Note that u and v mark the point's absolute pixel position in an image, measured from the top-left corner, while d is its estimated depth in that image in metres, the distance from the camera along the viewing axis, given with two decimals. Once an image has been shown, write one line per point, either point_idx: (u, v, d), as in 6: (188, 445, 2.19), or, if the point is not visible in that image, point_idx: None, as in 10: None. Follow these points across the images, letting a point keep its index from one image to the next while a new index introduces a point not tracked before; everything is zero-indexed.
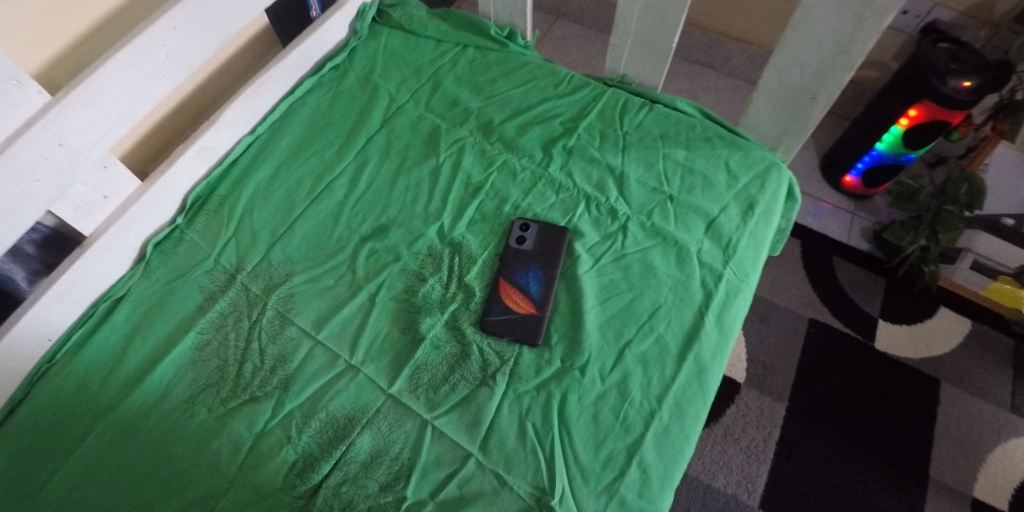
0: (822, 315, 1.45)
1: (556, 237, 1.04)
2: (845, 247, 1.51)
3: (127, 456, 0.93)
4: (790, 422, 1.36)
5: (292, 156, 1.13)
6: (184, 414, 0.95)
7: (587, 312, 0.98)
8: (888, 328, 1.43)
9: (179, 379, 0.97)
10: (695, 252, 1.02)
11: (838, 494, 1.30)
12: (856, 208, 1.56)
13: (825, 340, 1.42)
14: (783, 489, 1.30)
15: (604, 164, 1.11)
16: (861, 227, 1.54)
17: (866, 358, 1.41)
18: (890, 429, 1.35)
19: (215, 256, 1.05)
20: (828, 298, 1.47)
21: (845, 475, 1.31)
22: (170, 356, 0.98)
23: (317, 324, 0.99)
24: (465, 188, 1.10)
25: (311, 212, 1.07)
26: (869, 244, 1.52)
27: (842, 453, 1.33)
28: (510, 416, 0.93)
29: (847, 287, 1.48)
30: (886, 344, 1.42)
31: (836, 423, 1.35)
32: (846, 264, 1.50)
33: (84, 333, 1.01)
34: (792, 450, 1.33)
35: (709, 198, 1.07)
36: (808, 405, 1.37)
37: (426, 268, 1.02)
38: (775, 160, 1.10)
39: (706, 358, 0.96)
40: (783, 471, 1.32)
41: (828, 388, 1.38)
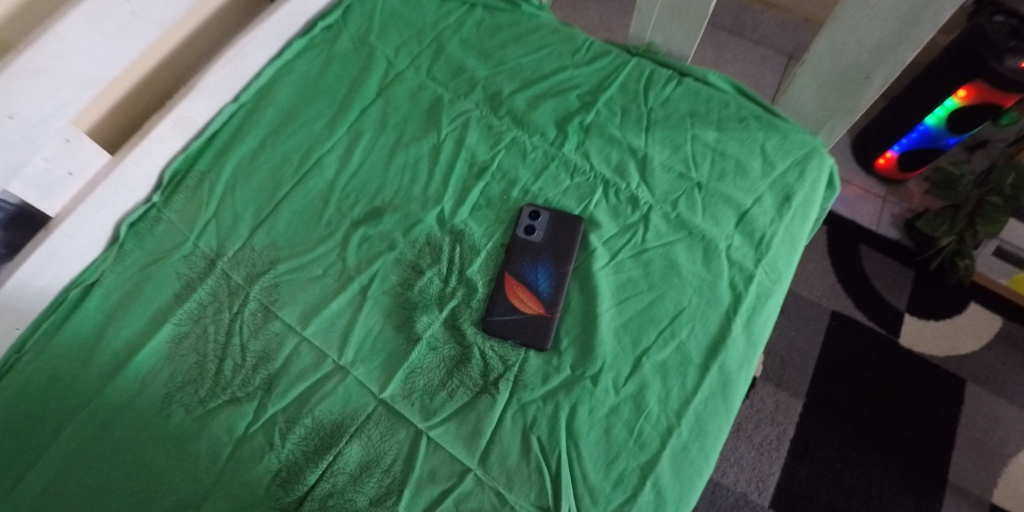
0: (846, 307, 1.36)
1: (569, 227, 0.94)
2: (872, 235, 1.42)
3: (97, 461, 0.85)
4: (805, 418, 1.28)
5: (280, 127, 1.01)
6: (160, 416, 0.87)
7: (603, 313, 0.89)
8: (913, 324, 1.35)
9: (155, 375, 0.89)
10: (723, 249, 0.93)
11: (854, 496, 1.23)
12: (888, 192, 1.45)
13: (846, 333, 1.34)
14: (794, 488, 1.23)
15: (624, 143, 1.00)
16: (892, 214, 1.43)
17: (888, 353, 1.32)
18: (912, 429, 1.27)
19: (194, 239, 0.95)
20: (852, 289, 1.38)
21: (861, 475, 1.24)
22: (144, 350, 0.89)
23: (302, 319, 0.90)
24: (469, 167, 0.99)
25: (298, 191, 0.97)
26: (899, 232, 1.42)
27: (859, 453, 1.25)
28: (514, 427, 0.85)
29: (873, 278, 1.39)
30: (912, 340, 1.34)
31: (854, 421, 1.27)
32: (874, 254, 1.40)
33: (55, 321, 0.92)
34: (806, 448, 1.26)
35: (742, 187, 0.97)
36: (826, 401, 1.29)
37: (422, 257, 0.93)
38: (816, 144, 0.99)
39: (732, 369, 0.87)
40: (796, 470, 1.24)
41: (848, 384, 1.30)
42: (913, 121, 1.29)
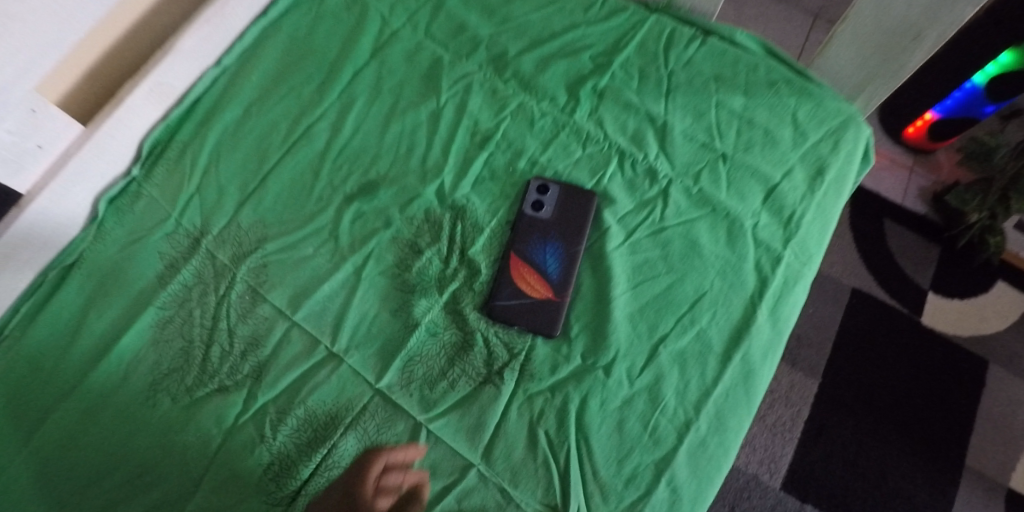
0: (867, 284, 1.30)
1: (581, 203, 0.87)
2: (897, 209, 1.34)
3: (79, 454, 0.79)
4: (821, 398, 1.22)
5: (266, 91, 0.93)
6: (145, 407, 0.81)
7: (617, 298, 0.82)
8: (936, 302, 1.28)
9: (139, 363, 0.82)
10: (749, 228, 0.86)
11: (867, 479, 1.17)
12: (915, 164, 1.37)
13: (865, 310, 1.28)
14: (807, 471, 1.18)
15: (641, 110, 0.92)
16: (918, 186, 1.36)
17: (908, 332, 1.26)
18: (931, 411, 1.21)
19: (176, 215, 0.88)
20: (874, 265, 1.31)
21: (876, 458, 1.19)
22: (127, 336, 0.83)
23: (292, 303, 0.83)
24: (471, 136, 0.91)
25: (286, 163, 0.89)
26: (925, 206, 1.34)
27: (875, 435, 1.20)
28: (520, 420, 0.79)
29: (896, 254, 1.32)
30: (934, 319, 1.27)
31: (871, 402, 1.22)
32: (898, 229, 1.33)
33: (34, 305, 0.85)
34: (820, 429, 1.20)
35: (770, 159, 0.89)
36: (843, 381, 1.23)
37: (421, 235, 0.86)
38: (852, 112, 0.91)
39: (755, 359, 0.81)
40: (809, 452, 1.19)
41: (866, 363, 1.24)
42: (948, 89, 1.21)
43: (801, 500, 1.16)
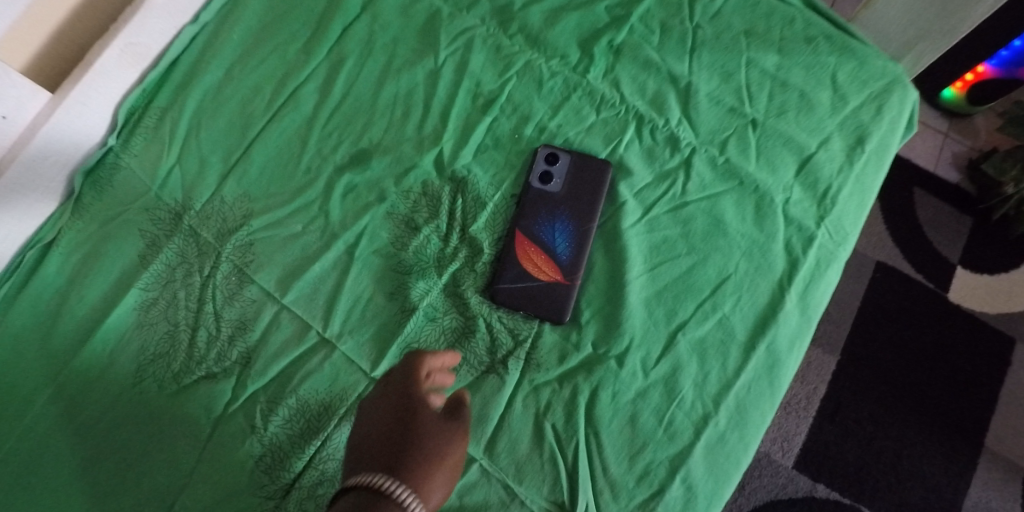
0: (892, 258, 1.21)
1: (594, 175, 0.79)
2: (928, 177, 1.24)
3: (65, 447, 0.75)
4: (839, 375, 1.16)
5: (249, 50, 0.85)
6: (131, 395, 0.76)
7: (632, 281, 0.76)
8: (965, 278, 1.20)
9: (124, 347, 0.78)
10: (780, 204, 0.78)
11: (883, 460, 1.12)
12: (951, 129, 1.25)
13: (890, 283, 1.19)
14: (820, 450, 1.13)
15: (663, 69, 0.83)
16: (953, 153, 1.25)
17: (933, 307, 1.18)
18: (952, 390, 1.15)
19: (156, 189, 0.81)
20: (900, 237, 1.22)
21: (893, 437, 1.13)
22: (110, 319, 0.78)
23: (280, 285, 0.78)
24: (472, 100, 0.83)
25: (272, 130, 0.82)
26: (959, 175, 1.24)
27: (892, 414, 1.14)
28: (525, 412, 0.74)
29: (925, 226, 1.22)
30: (962, 295, 1.19)
31: (890, 380, 1.15)
32: (928, 198, 1.23)
33: (13, 286, 0.81)
34: (837, 407, 1.14)
35: (806, 126, 0.80)
36: (862, 358, 1.16)
37: (418, 210, 0.79)
38: (899, 72, 0.82)
39: (782, 349, 0.75)
40: (824, 430, 1.13)
41: (888, 340, 1.17)
42: (993, 48, 1.10)
43: (813, 479, 1.11)
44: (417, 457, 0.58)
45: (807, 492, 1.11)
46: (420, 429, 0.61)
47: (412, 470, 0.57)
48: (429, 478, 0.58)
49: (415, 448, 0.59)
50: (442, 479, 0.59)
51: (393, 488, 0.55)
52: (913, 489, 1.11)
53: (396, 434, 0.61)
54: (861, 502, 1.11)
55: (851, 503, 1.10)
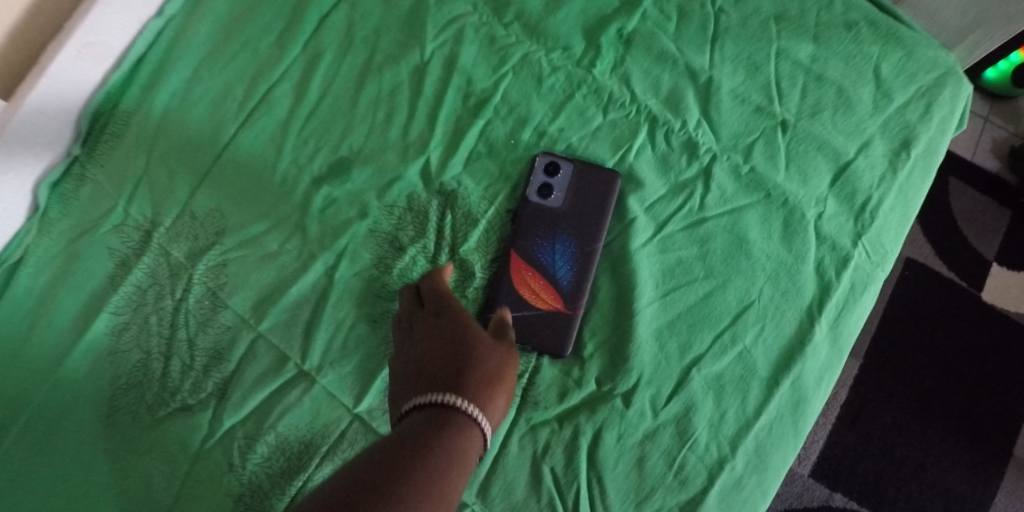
0: (923, 253, 1.04)
1: (600, 187, 0.71)
2: (962, 164, 1.06)
3: (35, 489, 0.68)
4: (861, 378, 1.00)
5: (219, 45, 0.77)
6: (104, 428, 0.70)
7: (641, 310, 0.68)
8: (1001, 277, 1.03)
9: (97, 376, 0.71)
10: (812, 220, 0.69)
11: (904, 469, 0.97)
12: (992, 111, 1.08)
13: (921, 276, 1.03)
14: (838, 457, 0.98)
15: (680, 62, 0.73)
16: (993, 138, 1.07)
17: (966, 305, 1.02)
18: (985, 397, 0.99)
19: (123, 203, 0.75)
20: (930, 229, 1.04)
21: (917, 444, 0.98)
22: (81, 346, 0.72)
23: (255, 310, 0.71)
24: (463, 100, 0.74)
25: (243, 135, 0.74)
26: (999, 163, 1.06)
27: (917, 422, 0.99)
28: (521, 454, 0.67)
29: (960, 220, 1.05)
30: (995, 295, 1.03)
31: (917, 385, 1.00)
32: (963, 188, 1.05)
33: None
34: (858, 413, 0.99)
35: (844, 128, 0.70)
36: (886, 357, 1.00)
37: (403, 226, 0.71)
38: (951, 63, 0.71)
39: (808, 386, 0.67)
40: (842, 437, 0.98)
41: (916, 340, 1.01)
42: None
43: (831, 487, 0.97)
44: (480, 376, 0.56)
45: (823, 501, 0.96)
46: (476, 349, 0.58)
47: (477, 388, 0.55)
48: (492, 398, 0.56)
49: (474, 366, 0.56)
50: (501, 400, 0.57)
51: (466, 407, 0.53)
52: (937, 501, 0.97)
53: (450, 354, 0.57)
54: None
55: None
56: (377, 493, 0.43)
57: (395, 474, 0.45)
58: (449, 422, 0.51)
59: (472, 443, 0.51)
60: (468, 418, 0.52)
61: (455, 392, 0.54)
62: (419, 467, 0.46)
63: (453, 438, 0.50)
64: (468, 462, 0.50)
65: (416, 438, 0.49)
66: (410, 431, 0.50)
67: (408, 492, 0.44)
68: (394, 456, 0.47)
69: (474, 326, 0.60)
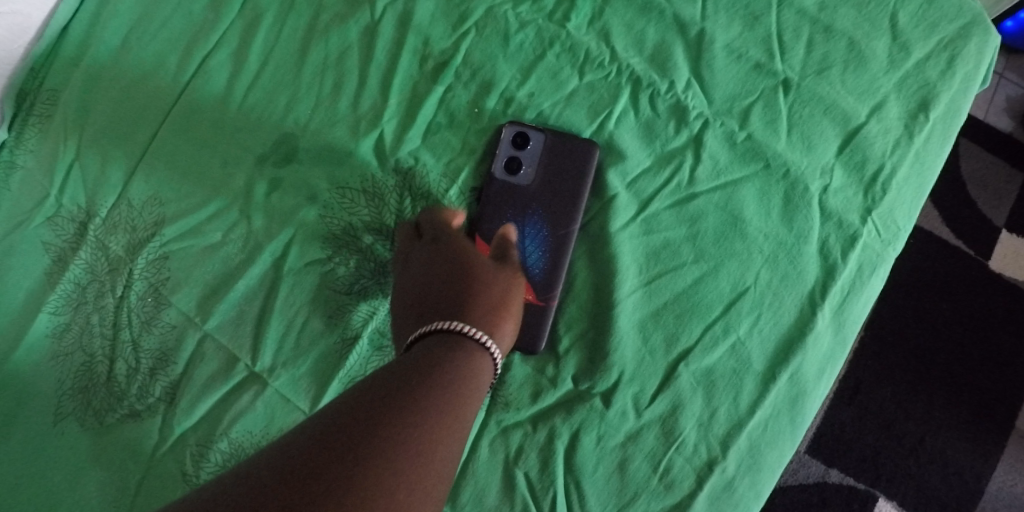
0: (929, 220, 0.94)
1: (573, 161, 0.63)
2: (973, 124, 0.96)
3: None
4: (861, 350, 0.92)
5: (150, 9, 0.70)
6: (51, 437, 0.64)
7: (622, 301, 0.61)
8: (1012, 245, 0.93)
9: (41, 382, 0.65)
10: (816, 194, 0.61)
11: (903, 445, 0.90)
12: (1007, 65, 0.96)
13: (928, 243, 0.93)
14: (836, 432, 0.90)
15: (668, 13, 0.64)
16: (1008, 96, 0.96)
17: (971, 274, 0.93)
18: (989, 370, 0.91)
19: (56, 192, 0.68)
20: (940, 194, 0.94)
21: (917, 418, 0.90)
22: (20, 349, 0.66)
23: (201, 307, 0.65)
24: (420, 65, 0.66)
25: (180, 111, 0.68)
26: (1015, 122, 0.95)
27: (917, 395, 0.91)
28: (492, 460, 0.61)
29: (969, 185, 0.94)
30: (1005, 264, 0.93)
31: (918, 358, 0.91)
32: (975, 149, 0.95)
33: None
34: (857, 387, 0.91)
35: (855, 88, 0.61)
36: (888, 326, 0.92)
37: (358, 210, 0.65)
38: (978, 10, 0.62)
39: (807, 379, 0.60)
40: (840, 412, 0.90)
41: (917, 310, 0.92)
42: None
43: (826, 463, 0.89)
44: (484, 301, 0.50)
45: (819, 478, 0.89)
46: (477, 274, 0.52)
47: (481, 310, 0.49)
48: (500, 320, 0.50)
49: (477, 291, 0.50)
50: (511, 323, 0.51)
51: (471, 332, 0.47)
52: (936, 477, 0.90)
53: (453, 278, 0.52)
54: (877, 489, 0.89)
55: (866, 489, 0.89)
56: (363, 429, 0.38)
57: (390, 410, 0.39)
58: (450, 350, 0.45)
59: (479, 371, 0.45)
60: (470, 345, 0.46)
61: (459, 320, 0.48)
62: (415, 396, 0.40)
63: (455, 369, 0.44)
64: (476, 395, 0.44)
65: (413, 371, 0.42)
66: (406, 361, 0.44)
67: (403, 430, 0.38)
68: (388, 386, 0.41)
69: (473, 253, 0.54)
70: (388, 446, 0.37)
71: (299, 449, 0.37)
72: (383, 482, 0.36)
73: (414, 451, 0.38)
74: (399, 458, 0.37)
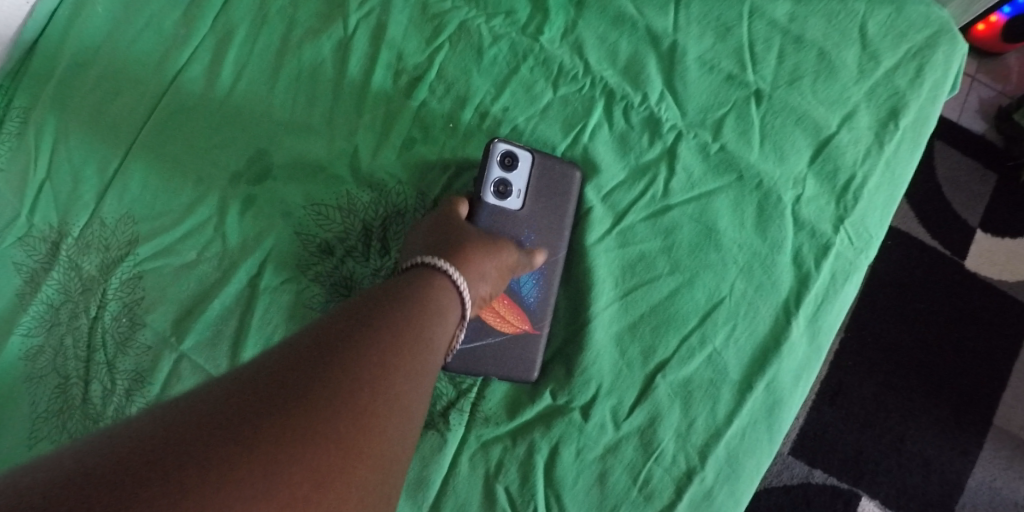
0: (907, 222, 0.95)
1: (557, 182, 0.62)
2: (947, 126, 0.97)
3: None
4: (841, 352, 0.92)
5: (120, 25, 0.69)
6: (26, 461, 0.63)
7: (599, 314, 0.62)
8: (987, 244, 0.95)
9: (14, 405, 0.64)
10: (788, 203, 0.62)
11: (885, 443, 0.91)
12: (979, 68, 0.97)
13: (905, 244, 0.94)
14: (819, 433, 0.91)
15: (640, 25, 0.65)
16: (980, 98, 0.97)
17: (949, 276, 0.94)
18: (966, 368, 0.93)
19: (26, 212, 0.67)
20: (915, 195, 0.95)
21: (897, 417, 0.92)
22: None
23: (176, 326, 0.64)
24: (394, 80, 0.66)
25: (152, 127, 0.67)
26: (987, 124, 0.97)
27: (898, 396, 0.92)
28: (472, 475, 0.61)
29: (945, 187, 0.95)
30: (981, 264, 0.94)
31: (897, 357, 0.92)
32: (950, 151, 0.96)
33: None
34: (838, 388, 0.92)
35: (826, 98, 0.62)
36: (868, 328, 0.93)
37: (333, 228, 0.65)
38: (946, 18, 0.62)
39: (784, 386, 0.61)
40: (822, 414, 0.91)
41: (896, 310, 0.93)
42: None
43: (809, 464, 0.90)
44: (462, 250, 0.53)
45: (803, 478, 0.90)
46: (462, 230, 0.56)
47: (459, 256, 0.53)
48: (475, 268, 0.53)
49: (460, 241, 0.54)
50: (484, 277, 0.54)
51: (446, 269, 0.51)
52: (916, 474, 0.91)
53: (440, 233, 0.56)
54: (860, 488, 0.90)
55: (849, 489, 0.90)
56: (340, 342, 0.41)
57: (305, 382, 0.38)
58: (411, 282, 0.48)
59: (442, 307, 0.48)
60: (426, 306, 0.47)
61: (437, 256, 0.52)
62: (385, 318, 0.43)
63: (390, 335, 0.42)
64: (444, 317, 0.48)
65: (341, 334, 0.41)
66: (383, 289, 0.47)
67: (316, 404, 0.37)
68: (365, 309, 0.44)
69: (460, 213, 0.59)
70: (344, 374, 0.39)
71: (279, 355, 0.40)
72: (337, 406, 0.37)
73: (367, 381, 0.39)
74: (356, 383, 0.39)
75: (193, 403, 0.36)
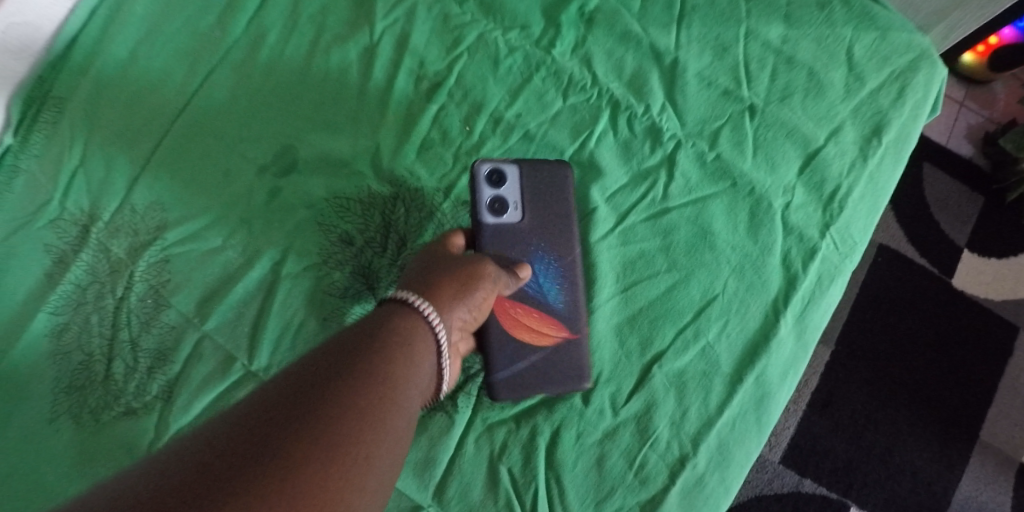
0: (896, 240, 1.00)
1: (551, 187, 0.66)
2: (937, 150, 1.03)
3: None
4: (831, 365, 0.97)
5: (158, 24, 0.74)
6: (44, 434, 0.65)
7: (599, 307, 0.66)
8: (972, 263, 1.01)
9: (35, 380, 0.66)
10: (778, 210, 0.67)
11: (874, 454, 0.95)
12: (967, 95, 1.05)
13: (895, 263, 0.99)
14: (809, 444, 0.95)
15: (645, 42, 0.70)
16: (969, 124, 1.04)
17: (937, 296, 0.99)
18: (951, 383, 0.98)
19: (59, 196, 0.70)
20: (905, 215, 1.01)
21: (885, 430, 0.96)
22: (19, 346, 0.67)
23: (199, 308, 0.68)
24: (416, 84, 0.71)
25: (184, 120, 0.71)
26: (974, 149, 1.03)
27: (886, 409, 0.96)
28: (477, 456, 0.64)
29: (934, 208, 1.01)
30: (966, 283, 1.00)
31: (886, 371, 0.97)
32: (937, 174, 1.02)
33: None
34: (828, 399, 0.96)
35: (814, 113, 0.68)
36: (858, 344, 0.97)
37: (352, 219, 0.69)
38: (926, 45, 0.68)
39: (772, 380, 0.65)
40: (813, 424, 0.95)
41: (885, 326, 0.98)
42: None
43: (799, 473, 0.94)
44: (435, 285, 0.54)
45: (793, 487, 0.93)
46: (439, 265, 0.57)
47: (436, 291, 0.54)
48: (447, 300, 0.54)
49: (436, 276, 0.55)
50: (456, 305, 0.54)
51: (415, 303, 0.51)
52: (903, 484, 0.95)
53: (422, 269, 0.57)
54: (849, 498, 0.94)
55: (838, 499, 0.94)
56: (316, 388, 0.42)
57: (278, 438, 0.39)
58: (390, 318, 0.50)
59: (421, 341, 0.49)
60: (405, 346, 0.48)
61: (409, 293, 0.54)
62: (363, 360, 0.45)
63: (366, 377, 0.44)
64: (425, 352, 0.49)
65: (320, 379, 0.43)
66: (367, 328, 0.48)
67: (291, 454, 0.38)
68: (344, 350, 0.45)
69: (456, 245, 0.61)
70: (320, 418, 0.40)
71: (261, 403, 0.41)
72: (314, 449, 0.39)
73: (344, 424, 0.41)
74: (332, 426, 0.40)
75: (170, 461, 0.38)
